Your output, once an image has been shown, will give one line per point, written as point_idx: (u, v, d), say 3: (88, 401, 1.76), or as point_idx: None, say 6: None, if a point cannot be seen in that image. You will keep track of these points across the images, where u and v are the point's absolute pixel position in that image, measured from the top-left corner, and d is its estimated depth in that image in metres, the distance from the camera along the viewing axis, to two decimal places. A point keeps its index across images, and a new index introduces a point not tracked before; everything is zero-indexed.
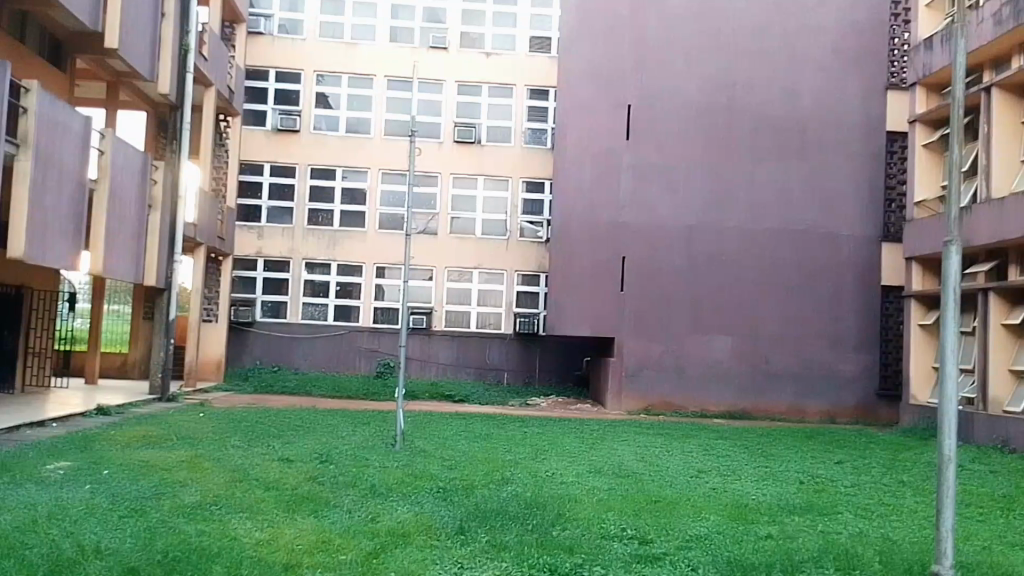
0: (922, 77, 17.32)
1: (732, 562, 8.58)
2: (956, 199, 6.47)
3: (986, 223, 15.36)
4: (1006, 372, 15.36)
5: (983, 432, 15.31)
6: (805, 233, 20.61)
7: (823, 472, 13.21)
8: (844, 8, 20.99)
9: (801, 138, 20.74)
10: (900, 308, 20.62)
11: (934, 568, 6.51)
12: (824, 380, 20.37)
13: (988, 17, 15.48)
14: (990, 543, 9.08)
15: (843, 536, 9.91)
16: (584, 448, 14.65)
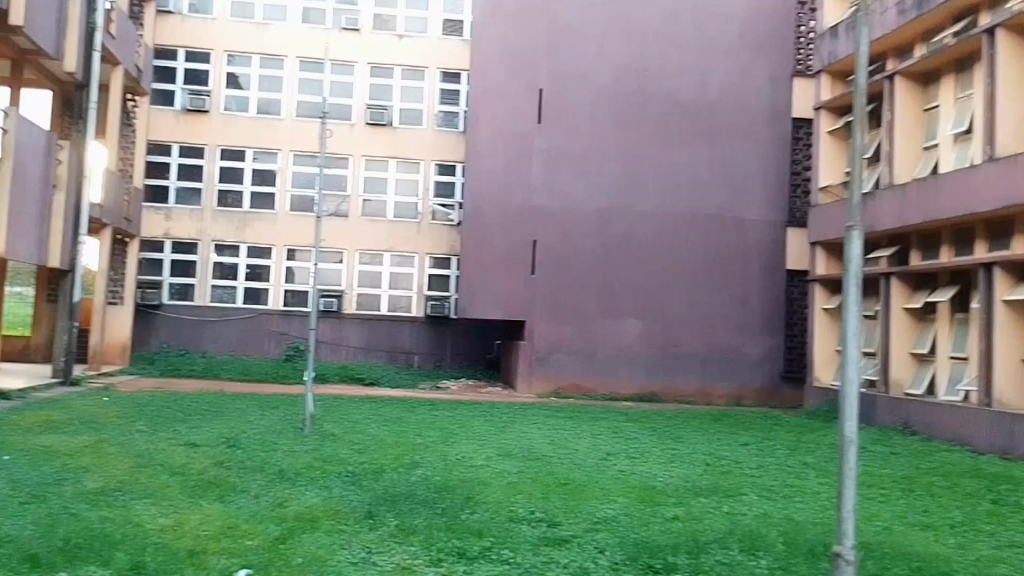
0: (827, 64, 17.70)
1: (639, 544, 8.55)
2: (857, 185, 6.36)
3: (889, 207, 15.80)
4: (907, 356, 15.84)
5: (885, 414, 15.76)
6: (713, 217, 20.88)
7: (730, 454, 13.38)
8: None
9: (710, 123, 20.96)
10: (804, 291, 20.93)
11: (835, 549, 6.37)
12: (732, 364, 20.72)
13: (892, 6, 15.86)
14: (891, 523, 9.24)
15: (748, 517, 10.00)
16: (494, 432, 14.64)
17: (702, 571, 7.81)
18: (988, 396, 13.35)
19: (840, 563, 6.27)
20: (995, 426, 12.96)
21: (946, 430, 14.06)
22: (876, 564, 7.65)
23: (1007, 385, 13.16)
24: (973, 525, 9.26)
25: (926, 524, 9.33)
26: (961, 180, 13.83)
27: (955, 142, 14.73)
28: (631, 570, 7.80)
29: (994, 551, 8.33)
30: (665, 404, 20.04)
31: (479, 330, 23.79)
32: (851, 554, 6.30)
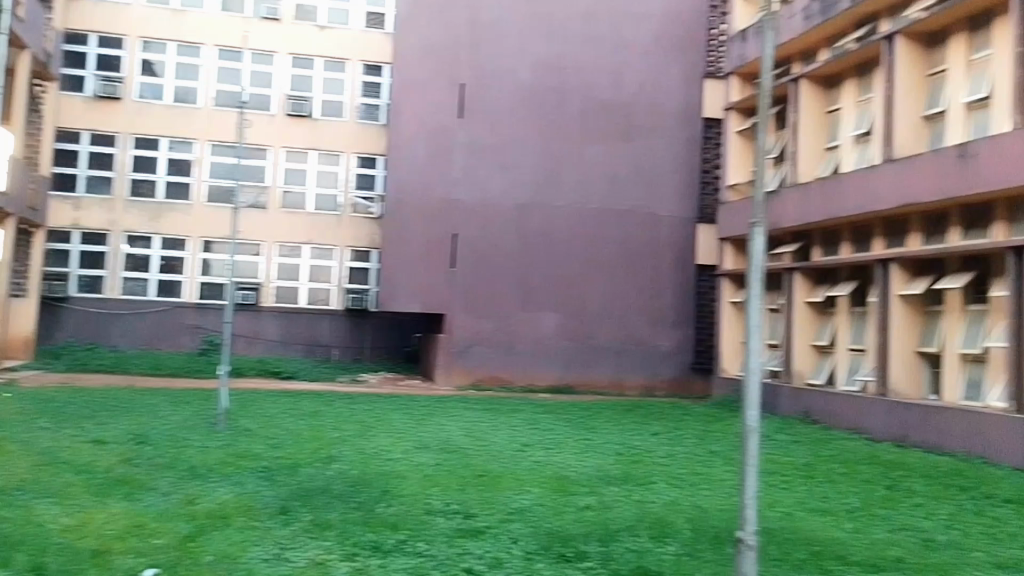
0: (737, 67, 18.40)
1: (552, 533, 8.73)
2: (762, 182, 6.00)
3: (793, 205, 16.56)
4: (809, 348, 16.60)
5: (788, 404, 16.44)
6: (629, 213, 21.32)
7: (641, 444, 13.77)
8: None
9: (626, 122, 21.37)
10: (712, 286, 21.52)
11: (738, 536, 6.23)
12: (646, 356, 21.24)
13: (798, 12, 16.57)
14: (792, 509, 9.56)
15: (658, 505, 10.30)
16: (412, 426, 14.72)
17: (611, 558, 8.02)
18: (883, 386, 14.08)
19: (741, 547, 6.19)
20: (891, 413, 13.65)
21: (844, 419, 14.73)
22: (776, 549, 7.97)
23: (901, 376, 13.91)
24: (868, 509, 9.62)
25: (825, 509, 9.65)
26: (861, 181, 14.50)
27: (855, 143, 15.39)
28: (544, 559, 7.97)
29: (887, 534, 8.71)
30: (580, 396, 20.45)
31: (399, 323, 23.89)
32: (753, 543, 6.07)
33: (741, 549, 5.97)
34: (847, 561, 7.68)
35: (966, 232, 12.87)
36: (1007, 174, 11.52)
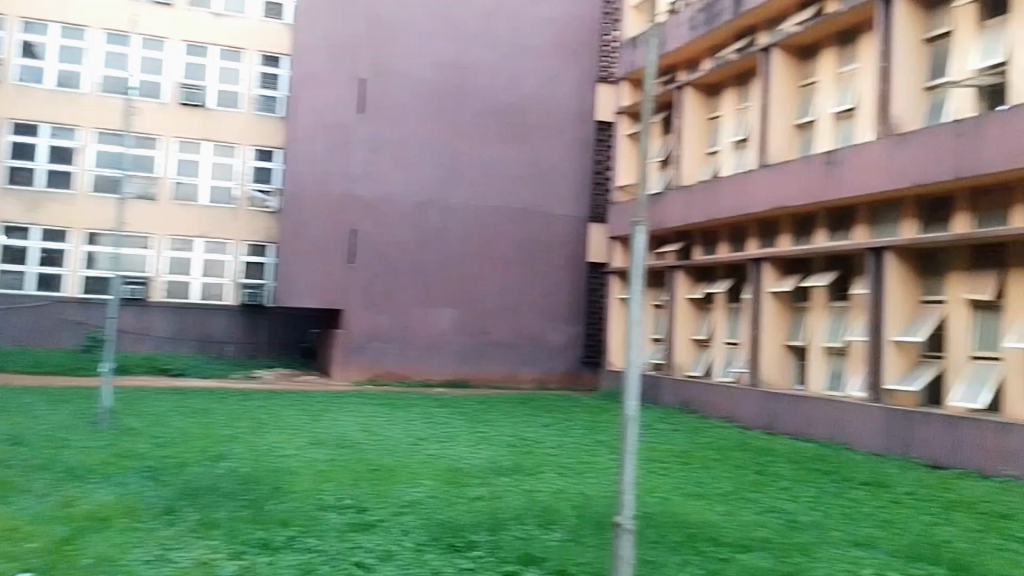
0: (627, 73, 19.38)
1: (444, 525, 8.90)
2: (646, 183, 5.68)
3: (677, 206, 17.44)
4: (689, 342, 17.55)
5: (669, 395, 17.24)
6: (524, 212, 21.77)
7: (532, 435, 14.21)
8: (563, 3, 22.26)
9: (523, 122, 21.81)
10: (603, 283, 22.11)
11: (615, 518, 6.00)
12: (540, 350, 21.82)
13: (685, 22, 17.48)
14: (669, 494, 10.03)
15: (546, 493, 10.63)
16: (306, 421, 14.70)
17: (500, 547, 8.22)
18: (755, 377, 14.99)
19: (618, 531, 5.92)
20: (760, 401, 14.56)
21: (719, 409, 15.57)
22: (654, 533, 8.37)
23: (771, 368, 14.85)
24: (741, 493, 10.10)
25: (700, 493, 10.16)
26: (739, 184, 15.38)
27: (733, 149, 16.29)
28: (434, 550, 8.11)
29: (754, 516, 9.18)
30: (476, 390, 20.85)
31: (295, 320, 23.82)
32: (630, 525, 5.86)
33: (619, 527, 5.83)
34: (718, 542, 8.07)
35: (831, 233, 13.76)
36: (869, 181, 12.45)
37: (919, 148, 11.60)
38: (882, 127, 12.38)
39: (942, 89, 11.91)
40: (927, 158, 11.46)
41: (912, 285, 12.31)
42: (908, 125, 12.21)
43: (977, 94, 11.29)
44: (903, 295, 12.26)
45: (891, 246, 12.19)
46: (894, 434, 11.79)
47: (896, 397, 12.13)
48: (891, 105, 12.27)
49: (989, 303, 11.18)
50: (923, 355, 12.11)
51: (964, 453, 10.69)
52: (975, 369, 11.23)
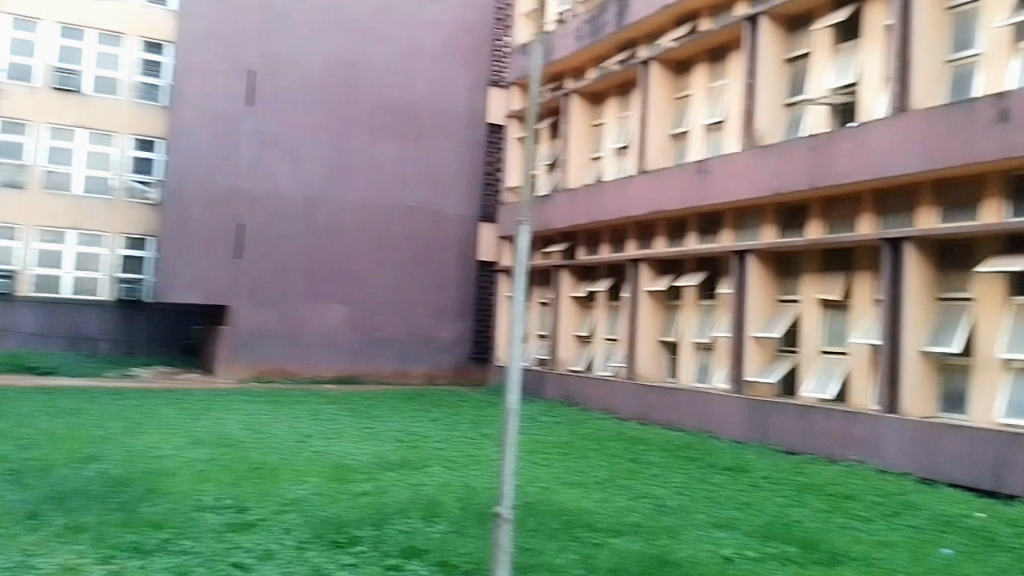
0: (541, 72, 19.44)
1: (326, 521, 8.75)
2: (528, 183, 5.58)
3: (562, 208, 18.05)
4: (572, 338, 18.23)
5: (551, 389, 17.84)
6: (415, 210, 21.92)
7: (420, 430, 14.45)
8: (455, 5, 22.55)
9: (415, 121, 21.94)
10: (491, 280, 22.68)
11: (497, 509, 5.94)
12: (429, 347, 22.05)
13: (571, 32, 18.18)
14: (549, 483, 10.33)
15: (431, 487, 10.68)
16: (185, 420, 14.43)
17: (382, 541, 8.13)
18: (631, 371, 15.76)
19: (498, 521, 5.90)
20: (634, 394, 15.33)
21: (598, 401, 16.27)
22: (535, 520, 8.53)
23: (646, 363, 15.63)
24: (615, 482, 10.57)
25: (578, 482, 10.55)
26: (619, 189, 16.12)
27: (614, 155, 17.08)
28: (316, 547, 7.94)
29: (628, 502, 9.57)
30: (365, 386, 20.96)
31: (174, 315, 23.43)
32: (509, 515, 5.86)
33: (500, 518, 5.87)
34: (592, 527, 8.30)
35: (701, 236, 14.63)
36: (734, 189, 13.34)
37: (780, 159, 12.51)
38: (747, 139, 13.30)
39: (800, 106, 12.91)
40: (787, 169, 12.39)
41: (770, 286, 13.29)
42: (769, 138, 13.19)
43: (830, 112, 12.35)
44: (761, 295, 13.25)
45: (753, 250, 13.19)
46: (754, 423, 12.70)
47: (755, 388, 13.07)
48: (756, 119, 13.21)
49: (837, 302, 12.17)
50: (779, 349, 13.12)
51: (814, 440, 11.68)
52: (825, 363, 12.26)
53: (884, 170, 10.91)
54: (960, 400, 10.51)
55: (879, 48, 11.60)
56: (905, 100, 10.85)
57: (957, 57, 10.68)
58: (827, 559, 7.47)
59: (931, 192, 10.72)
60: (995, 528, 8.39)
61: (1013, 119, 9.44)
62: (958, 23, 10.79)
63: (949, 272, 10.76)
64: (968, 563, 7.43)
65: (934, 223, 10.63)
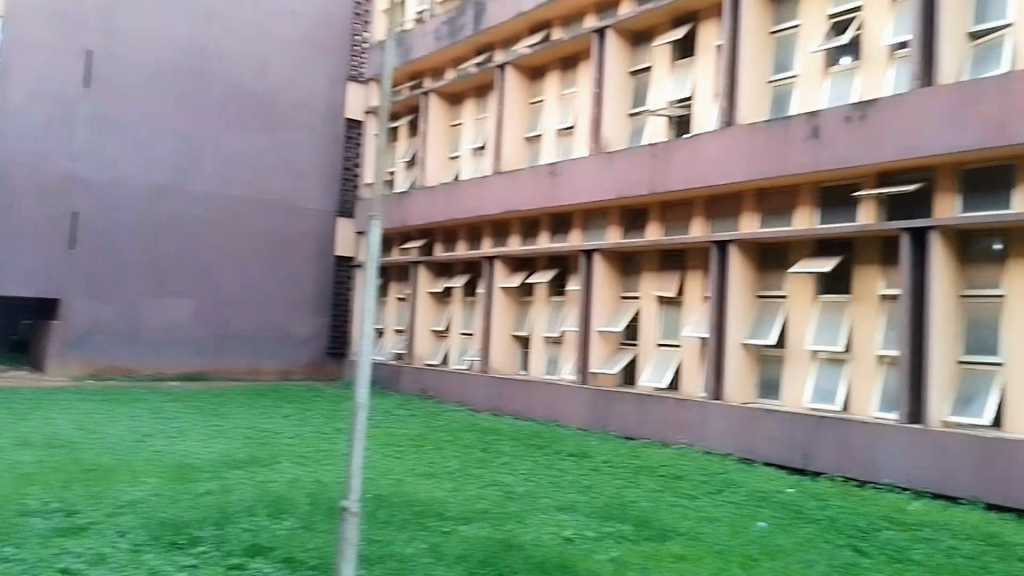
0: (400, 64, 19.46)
1: (164, 523, 8.40)
2: (380, 174, 5.81)
3: (420, 205, 18.31)
4: (428, 332, 18.54)
5: (408, 382, 18.09)
6: (268, 203, 21.54)
7: (271, 426, 14.33)
8: None
9: (269, 113, 21.54)
10: (349, 275, 22.65)
11: (344, 503, 5.98)
12: (282, 342, 21.76)
13: (429, 32, 18.47)
14: (402, 475, 10.52)
15: (279, 483, 10.32)
16: (11, 421, 13.62)
17: (225, 540, 7.89)
18: (485, 364, 16.30)
19: (345, 515, 5.94)
20: (488, 386, 15.84)
21: (453, 393, 16.68)
22: (385, 512, 8.68)
23: (500, 356, 16.20)
24: (466, 471, 10.94)
25: (430, 472, 10.82)
26: (475, 188, 16.58)
27: (471, 155, 17.60)
28: (153, 549, 7.65)
29: (478, 490, 9.95)
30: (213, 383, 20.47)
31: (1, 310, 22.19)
32: (358, 509, 5.91)
33: (349, 513, 5.91)
34: (442, 516, 8.57)
35: (553, 235, 15.32)
36: (582, 192, 14.08)
37: (624, 164, 13.35)
38: (594, 145, 14.10)
39: (642, 116, 13.85)
40: (631, 175, 13.23)
41: (614, 282, 14.16)
42: (615, 143, 14.05)
43: (668, 123, 13.32)
44: (606, 291, 14.09)
45: (599, 249, 13.98)
46: (597, 412, 13.47)
47: (598, 378, 13.91)
48: (603, 126, 14.04)
49: (672, 299, 13.18)
50: (621, 342, 13.99)
51: (651, 426, 12.56)
52: (661, 354, 13.21)
53: (714, 177, 11.92)
54: (776, 387, 11.68)
55: (711, 66, 12.65)
56: (733, 115, 11.90)
57: (777, 77, 11.86)
58: (656, 536, 8.16)
59: (753, 200, 11.85)
60: (804, 502, 9.32)
61: (822, 137, 10.62)
62: (778, 47, 11.98)
63: (767, 272, 11.96)
64: (778, 534, 8.26)
65: (756, 227, 11.76)
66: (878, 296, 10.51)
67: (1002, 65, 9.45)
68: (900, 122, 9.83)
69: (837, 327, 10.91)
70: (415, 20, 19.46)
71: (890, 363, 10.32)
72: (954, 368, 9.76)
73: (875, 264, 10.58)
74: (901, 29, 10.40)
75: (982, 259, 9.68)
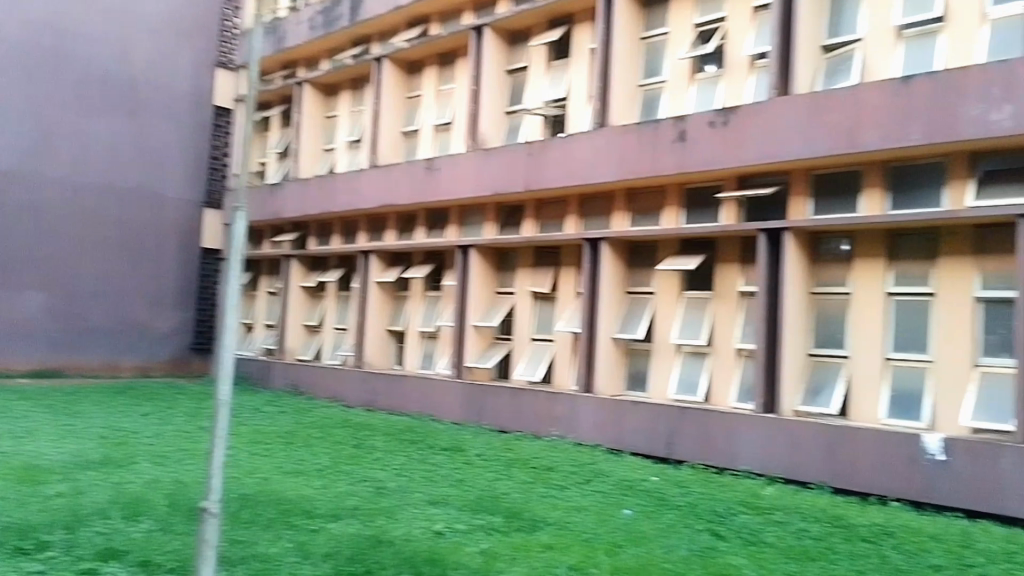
0: (272, 51, 18.92)
1: (8, 528, 7.85)
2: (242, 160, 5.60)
3: (293, 197, 17.86)
4: (300, 327, 18.16)
5: (278, 377, 17.63)
6: (130, 192, 20.49)
7: (129, 425, 13.63)
8: None
9: (131, 98, 20.46)
10: (216, 268, 22.05)
11: (202, 505, 5.77)
12: (143, 337, 20.80)
13: (304, 20, 18.01)
14: (270, 474, 10.25)
15: (137, 483, 9.89)
16: None
17: (76, 545, 7.47)
18: (359, 359, 16.10)
19: (203, 517, 5.75)
20: (361, 381, 15.67)
21: (325, 389, 16.41)
22: (249, 512, 8.45)
23: (374, 350, 16.07)
24: (336, 468, 10.78)
25: (298, 470, 10.59)
26: (351, 182, 16.34)
27: (347, 148, 17.39)
28: None
29: (348, 486, 9.84)
30: (66, 380, 19.29)
31: None
32: (217, 511, 5.71)
33: (208, 514, 5.72)
34: (311, 514, 8.42)
35: (429, 231, 15.29)
36: (458, 188, 14.14)
37: (500, 162, 13.50)
38: (471, 141, 14.19)
39: (518, 115, 14.07)
40: (505, 172, 13.40)
41: (490, 278, 14.30)
42: (491, 141, 14.19)
43: (544, 123, 13.57)
44: (482, 286, 14.21)
45: (475, 245, 14.08)
46: (471, 405, 13.58)
47: (473, 373, 14.03)
48: (480, 123, 14.15)
49: (546, 294, 13.46)
50: (496, 337, 14.17)
51: (523, 420, 12.77)
52: (534, 349, 13.45)
53: (586, 176, 12.23)
54: (643, 379, 12.13)
55: (585, 68, 12.98)
56: (605, 117, 12.26)
57: (647, 82, 12.30)
58: (527, 527, 8.31)
59: (623, 200, 12.24)
60: (667, 489, 9.71)
61: (687, 141, 11.08)
62: (649, 52, 12.43)
63: (636, 269, 12.41)
64: (643, 520, 8.59)
65: (625, 226, 12.15)
66: (736, 293, 11.10)
67: (851, 78, 10.18)
68: (758, 129, 10.39)
69: (700, 322, 11.41)
70: (290, 8, 18.98)
71: (747, 356, 10.91)
72: (805, 361, 10.42)
73: (734, 262, 11.16)
74: (761, 41, 11.01)
75: (831, 259, 10.39)
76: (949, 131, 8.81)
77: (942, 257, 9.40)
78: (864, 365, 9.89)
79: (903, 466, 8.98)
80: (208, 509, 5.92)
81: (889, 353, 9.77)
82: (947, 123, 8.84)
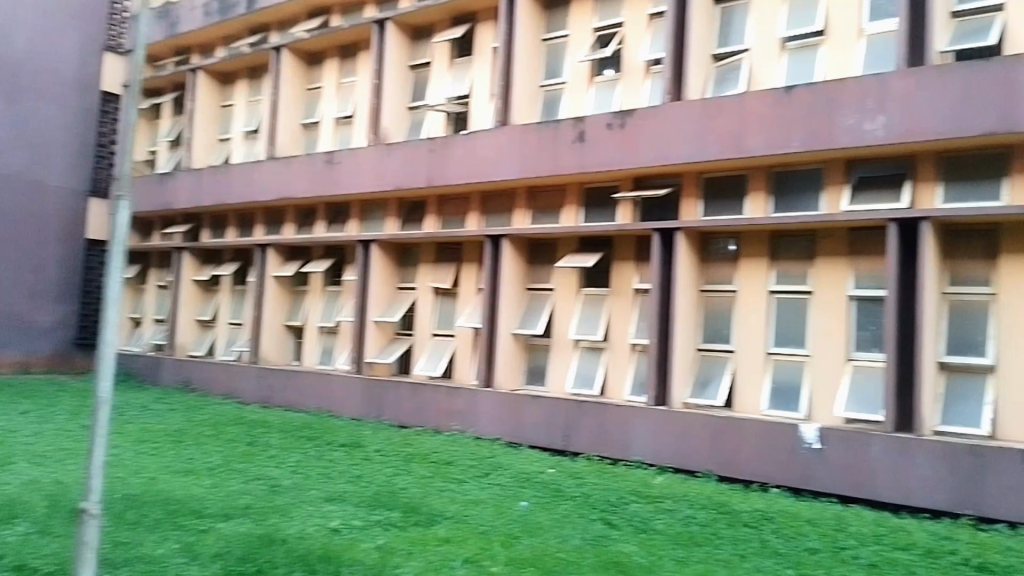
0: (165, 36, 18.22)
1: None
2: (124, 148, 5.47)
3: (185, 187, 17.27)
4: (192, 322, 17.58)
5: (168, 374, 17.04)
6: (7, 178, 19.33)
7: (4, 424, 12.88)
8: None
9: (9, 80, 19.30)
10: (101, 260, 21.01)
11: (82, 506, 5.57)
12: (21, 331, 19.70)
13: (198, 6, 17.40)
14: (157, 473, 9.92)
15: (12, 485, 9.39)
16: None
17: None
18: (255, 354, 15.74)
19: (83, 518, 5.56)
20: (256, 378, 15.34)
21: (218, 385, 15.98)
22: (135, 513, 8.16)
23: (271, 346, 15.76)
24: (228, 466, 10.53)
25: (188, 469, 10.29)
26: (247, 174, 15.94)
27: (244, 138, 16.99)
28: None
29: (241, 485, 9.64)
30: None
31: None
32: (96, 511, 5.52)
33: (88, 514, 5.53)
34: (200, 514, 8.22)
35: (329, 225, 15.12)
36: (359, 182, 14.03)
37: (401, 157, 13.47)
38: (373, 135, 14.08)
39: (421, 111, 14.09)
40: (407, 168, 13.39)
41: (390, 274, 14.25)
42: (393, 136, 14.13)
43: (446, 120, 13.62)
44: (383, 282, 14.14)
45: (376, 240, 14.00)
46: (370, 401, 13.50)
47: (373, 368, 13.96)
48: (382, 117, 14.06)
49: (448, 290, 13.51)
50: (397, 333, 14.15)
51: (422, 415, 12.78)
52: (435, 344, 13.49)
53: (488, 174, 12.35)
54: (541, 374, 12.35)
55: (488, 67, 13.11)
56: (507, 115, 12.41)
57: (547, 83, 12.52)
58: (423, 521, 8.36)
59: (524, 197, 12.43)
60: (562, 481, 9.93)
61: (586, 141, 11.34)
62: (549, 54, 12.67)
63: (536, 266, 12.61)
64: (539, 512, 8.76)
65: (526, 223, 12.34)
66: (631, 290, 11.45)
67: (739, 86, 10.63)
68: (653, 131, 10.74)
69: (596, 318, 11.71)
70: None
71: (641, 351, 11.28)
72: (694, 355, 10.85)
73: (630, 260, 11.51)
74: (656, 47, 11.39)
75: (720, 259, 10.85)
76: (828, 138, 9.36)
77: (820, 257, 9.97)
78: (748, 359, 10.38)
79: (783, 455, 9.47)
80: (88, 509, 5.71)
81: (771, 347, 10.28)
82: (826, 132, 9.38)
